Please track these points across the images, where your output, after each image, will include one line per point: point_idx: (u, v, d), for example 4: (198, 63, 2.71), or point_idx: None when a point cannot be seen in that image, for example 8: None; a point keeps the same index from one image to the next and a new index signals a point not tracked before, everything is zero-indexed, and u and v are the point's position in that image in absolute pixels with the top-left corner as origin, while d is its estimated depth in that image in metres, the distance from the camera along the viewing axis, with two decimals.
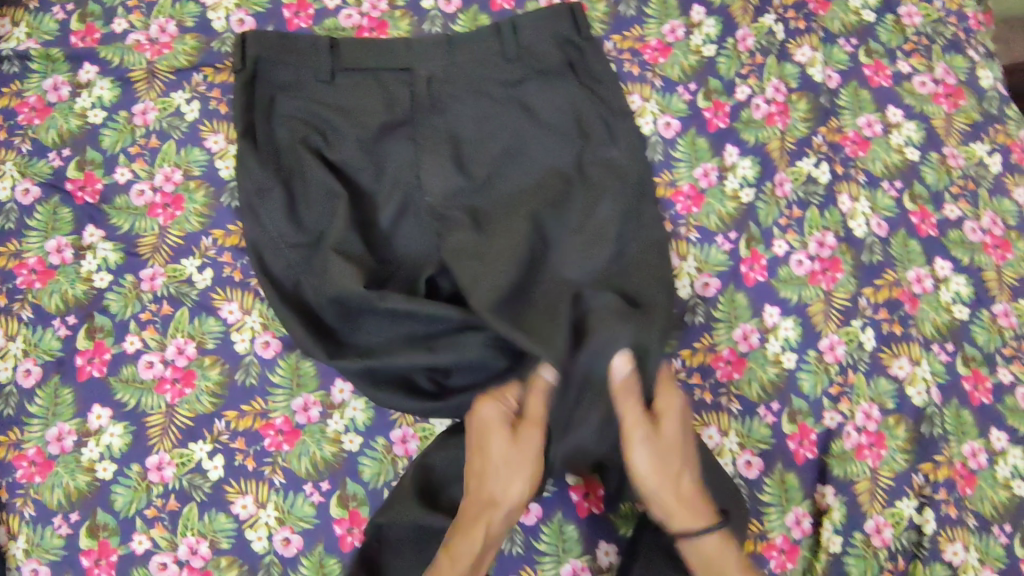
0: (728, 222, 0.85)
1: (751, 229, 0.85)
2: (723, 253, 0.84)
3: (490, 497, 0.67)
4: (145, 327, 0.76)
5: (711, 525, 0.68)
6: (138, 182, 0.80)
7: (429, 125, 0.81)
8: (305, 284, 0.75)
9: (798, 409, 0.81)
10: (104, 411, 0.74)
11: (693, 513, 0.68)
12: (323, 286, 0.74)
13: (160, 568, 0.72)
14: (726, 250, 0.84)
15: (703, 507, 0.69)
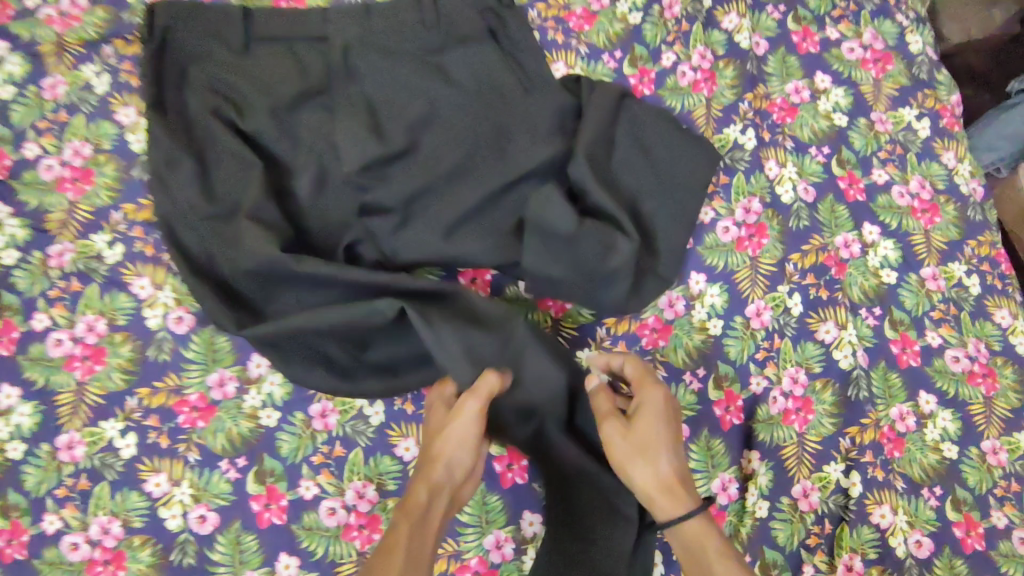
0: None
1: None
2: None
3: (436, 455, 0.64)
4: (54, 305, 0.75)
5: (690, 511, 0.63)
6: (47, 157, 0.78)
7: (344, 93, 0.81)
8: (217, 256, 0.75)
9: (724, 374, 0.80)
10: (12, 391, 0.72)
11: (670, 501, 0.64)
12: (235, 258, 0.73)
13: (72, 548, 0.70)
14: None
15: (683, 491, 0.65)
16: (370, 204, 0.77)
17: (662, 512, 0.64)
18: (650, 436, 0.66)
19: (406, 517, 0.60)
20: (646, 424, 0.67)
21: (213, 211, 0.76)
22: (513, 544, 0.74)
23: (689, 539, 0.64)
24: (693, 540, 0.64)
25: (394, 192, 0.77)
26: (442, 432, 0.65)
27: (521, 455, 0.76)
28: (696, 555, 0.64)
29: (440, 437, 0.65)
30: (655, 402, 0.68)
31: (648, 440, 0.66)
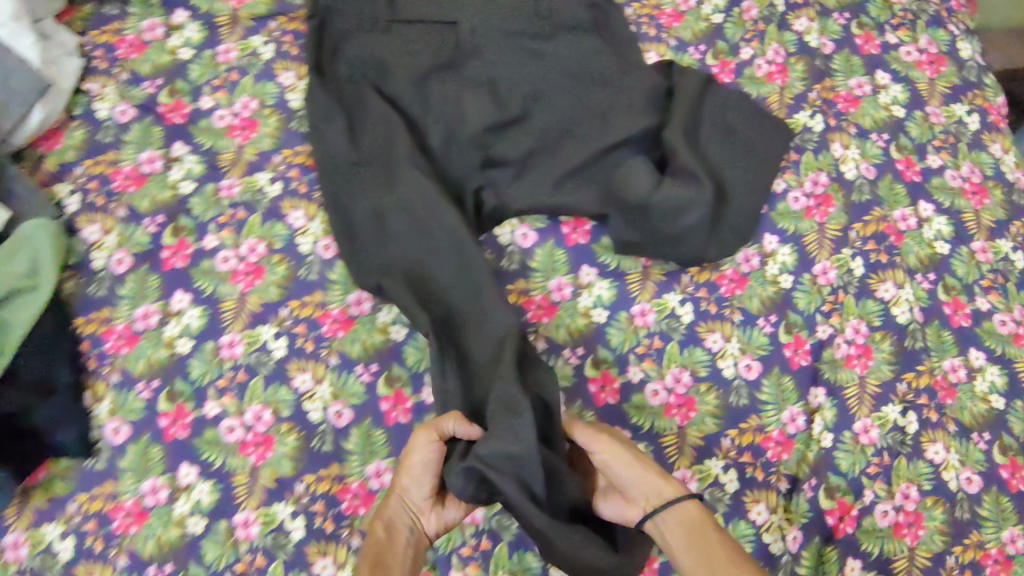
0: None
1: None
2: None
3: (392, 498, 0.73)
4: (222, 229, 0.88)
5: (683, 494, 0.71)
6: (220, 108, 0.93)
7: (469, 68, 0.95)
8: (359, 185, 0.88)
9: (793, 322, 0.90)
10: (185, 296, 0.86)
11: (663, 486, 0.72)
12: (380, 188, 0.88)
13: (229, 430, 0.82)
14: None
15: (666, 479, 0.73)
16: (494, 157, 0.91)
17: (661, 495, 0.71)
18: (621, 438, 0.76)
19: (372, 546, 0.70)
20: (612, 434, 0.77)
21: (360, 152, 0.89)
22: None
23: (683, 521, 0.70)
24: (684, 521, 0.70)
25: (515, 147, 0.91)
26: (405, 468, 0.72)
27: (612, 378, 0.87)
28: (693, 532, 0.70)
29: (400, 481, 0.73)
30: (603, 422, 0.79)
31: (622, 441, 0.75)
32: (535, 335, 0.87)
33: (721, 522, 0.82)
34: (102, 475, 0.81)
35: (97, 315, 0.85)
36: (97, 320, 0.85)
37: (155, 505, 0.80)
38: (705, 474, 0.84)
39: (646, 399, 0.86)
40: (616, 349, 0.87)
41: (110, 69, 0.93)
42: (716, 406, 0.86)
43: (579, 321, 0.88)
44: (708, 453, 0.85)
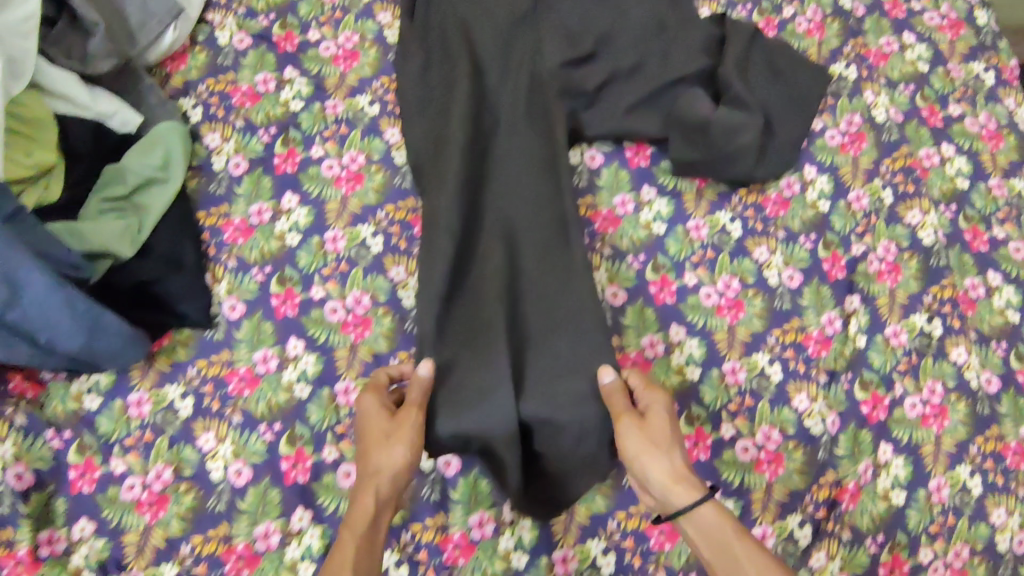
0: None
1: None
2: None
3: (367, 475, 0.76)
4: (327, 141, 1.00)
5: (703, 500, 0.74)
6: (326, 41, 1.05)
7: (544, 11, 1.03)
8: (422, 120, 0.98)
9: (831, 240, 1.00)
10: (294, 197, 0.97)
11: (682, 493, 0.75)
12: (433, 128, 0.97)
13: (332, 311, 0.92)
14: None
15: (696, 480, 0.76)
16: (570, 88, 1.01)
17: (678, 501, 0.75)
18: (661, 429, 0.78)
19: (348, 529, 0.73)
20: (655, 423, 0.79)
21: (432, 93, 1.00)
22: (663, 345, 0.94)
23: (707, 529, 0.75)
24: (709, 529, 0.74)
25: (590, 78, 1.02)
26: (372, 441, 0.78)
27: (670, 281, 0.97)
28: (715, 541, 0.74)
29: (368, 452, 0.78)
30: (658, 401, 0.81)
31: (661, 436, 0.78)
32: (601, 243, 0.98)
33: (767, 407, 0.92)
34: (219, 345, 0.90)
35: (216, 210, 0.96)
36: (216, 214, 0.96)
37: (265, 373, 0.90)
38: (753, 366, 0.94)
39: (700, 300, 0.96)
40: (673, 256, 0.98)
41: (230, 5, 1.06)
42: (763, 309, 0.96)
43: (641, 232, 0.99)
44: (755, 348, 0.94)
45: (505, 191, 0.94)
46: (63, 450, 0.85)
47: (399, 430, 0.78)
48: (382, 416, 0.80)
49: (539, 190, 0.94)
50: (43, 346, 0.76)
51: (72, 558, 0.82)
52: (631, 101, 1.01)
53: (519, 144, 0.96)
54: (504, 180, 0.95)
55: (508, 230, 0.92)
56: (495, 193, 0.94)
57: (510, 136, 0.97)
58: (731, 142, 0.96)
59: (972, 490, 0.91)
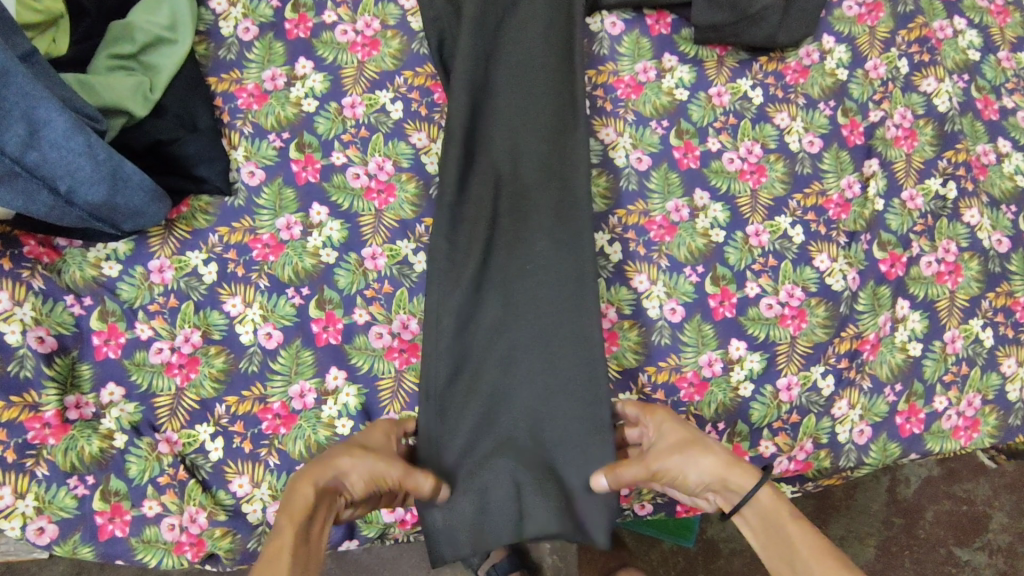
0: None
1: None
2: None
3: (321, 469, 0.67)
4: (340, 6, 0.96)
5: (756, 483, 0.70)
6: None
7: None
8: None
9: (850, 107, 1.01)
10: (308, 63, 0.94)
11: (737, 474, 0.72)
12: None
13: (355, 177, 0.90)
14: None
15: (740, 468, 0.72)
16: None
17: (735, 491, 0.71)
18: (679, 436, 0.75)
19: (288, 514, 0.61)
20: (670, 432, 0.76)
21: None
22: (689, 210, 0.93)
23: (765, 507, 0.70)
24: (767, 511, 0.69)
25: None
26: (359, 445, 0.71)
27: (694, 147, 0.96)
28: (773, 523, 0.68)
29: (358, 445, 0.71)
30: (664, 415, 0.79)
31: (682, 439, 0.75)
32: (624, 110, 0.97)
33: (790, 267, 0.92)
34: (240, 212, 0.87)
35: (228, 76, 0.92)
36: (228, 80, 0.92)
37: (290, 239, 0.87)
38: (776, 228, 0.94)
39: (723, 165, 0.96)
40: (696, 122, 0.98)
41: None
42: (784, 173, 0.97)
43: (664, 98, 0.98)
44: (778, 212, 0.95)
45: (519, 70, 0.94)
46: (85, 316, 0.81)
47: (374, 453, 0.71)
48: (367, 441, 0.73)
49: (553, 72, 0.94)
50: (64, 195, 0.72)
51: (102, 421, 0.78)
52: None
53: (537, 17, 0.96)
54: (519, 60, 0.94)
55: (517, 113, 0.92)
56: (505, 74, 0.94)
57: (527, 9, 0.96)
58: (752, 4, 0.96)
59: (983, 341, 0.94)
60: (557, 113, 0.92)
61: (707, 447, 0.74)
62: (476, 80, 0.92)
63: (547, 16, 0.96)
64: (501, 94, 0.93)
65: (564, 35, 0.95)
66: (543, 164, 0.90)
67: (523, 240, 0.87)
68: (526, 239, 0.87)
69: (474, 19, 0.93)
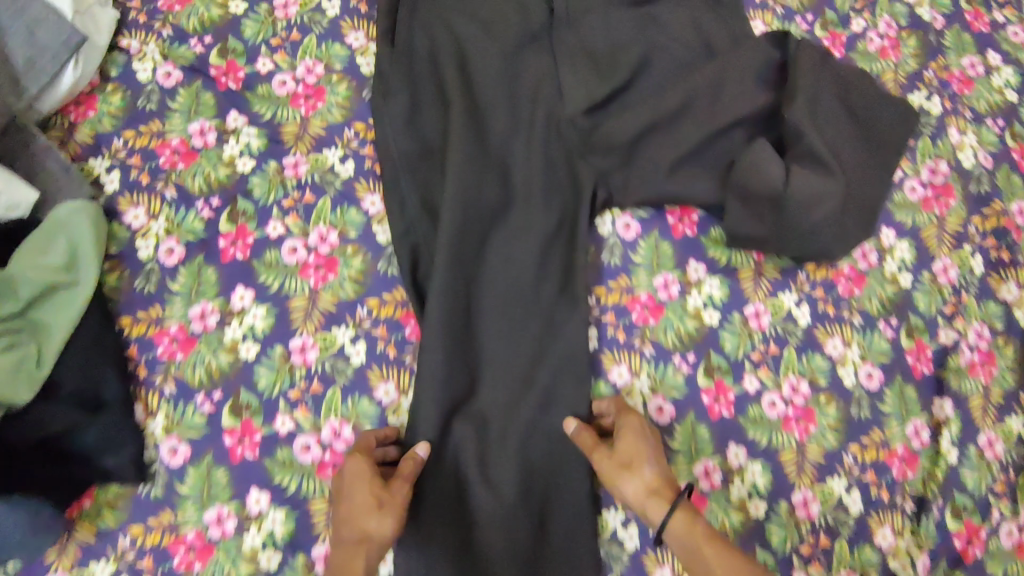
0: (807, 5, 0.92)
1: (828, 14, 0.92)
2: (801, 31, 0.90)
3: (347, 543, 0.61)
4: (288, 214, 0.76)
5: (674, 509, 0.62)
6: (280, 72, 0.79)
7: (565, 41, 0.81)
8: (405, 188, 0.76)
9: (915, 325, 0.83)
10: (248, 292, 0.74)
11: (654, 508, 0.63)
12: (428, 188, 0.77)
13: (304, 449, 0.71)
14: (804, 29, 0.90)
15: (668, 495, 0.64)
16: (598, 141, 0.78)
17: (652, 519, 0.64)
18: (632, 447, 0.67)
19: None
20: (622, 442, 0.67)
21: (425, 134, 0.78)
22: (722, 473, 0.76)
23: (685, 544, 0.62)
24: (682, 540, 0.62)
25: (622, 131, 0.78)
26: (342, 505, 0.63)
27: (727, 388, 0.78)
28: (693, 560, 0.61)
29: (344, 499, 0.63)
30: (631, 423, 0.69)
31: (631, 454, 0.66)
32: (640, 340, 0.78)
33: (846, 547, 0.76)
34: (160, 504, 0.70)
35: (146, 314, 0.73)
36: (146, 320, 0.73)
37: (220, 538, 0.69)
38: (827, 494, 0.77)
39: (763, 412, 0.78)
40: (730, 355, 0.79)
41: (151, 25, 0.80)
42: (837, 419, 0.79)
43: (690, 324, 0.79)
44: (830, 470, 0.78)
45: (508, 296, 0.76)
46: None
47: (390, 500, 0.63)
48: (369, 480, 0.64)
49: (548, 300, 0.76)
50: None
51: None
52: (664, 153, 0.79)
53: (536, 225, 0.77)
54: (508, 283, 0.76)
55: (502, 359, 0.74)
56: (490, 300, 0.75)
57: (520, 216, 0.77)
58: (808, 217, 0.75)
59: None
60: (553, 359, 0.75)
61: (647, 464, 0.65)
62: (453, 316, 0.74)
63: (545, 225, 0.77)
64: (483, 330, 0.75)
65: (563, 253, 0.78)
66: (532, 430, 0.73)
67: (511, 536, 0.70)
68: (517, 532, 0.70)
69: (453, 233, 0.75)
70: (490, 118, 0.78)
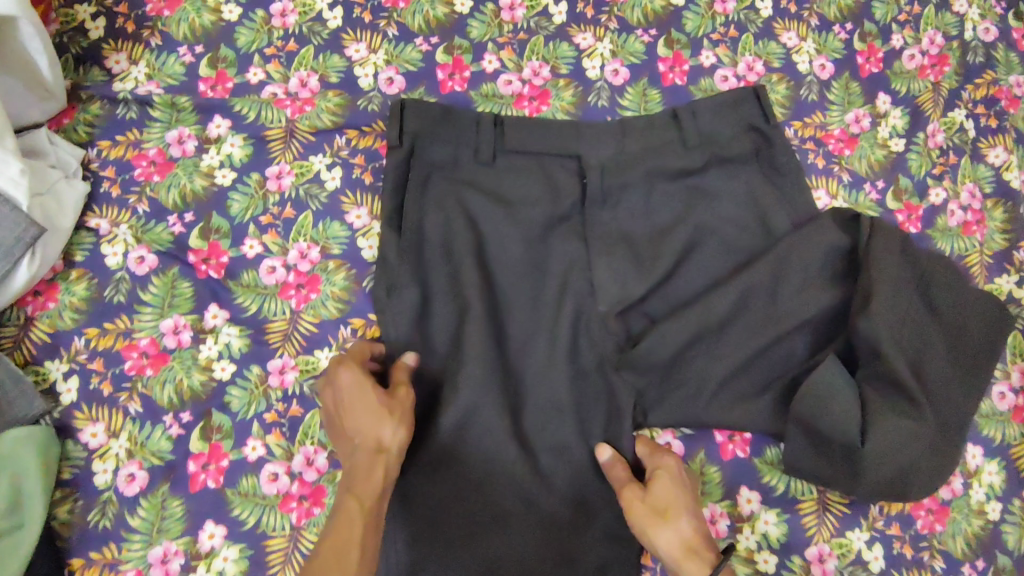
0: (878, 169, 0.81)
1: (901, 181, 0.80)
2: (871, 201, 0.79)
3: (366, 450, 0.57)
4: (270, 431, 0.65)
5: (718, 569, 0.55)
6: (269, 257, 0.69)
7: (601, 225, 0.72)
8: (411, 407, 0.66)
9: (1003, 567, 0.70)
10: (218, 529, 0.62)
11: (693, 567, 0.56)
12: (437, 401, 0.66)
13: None
14: (874, 198, 0.79)
15: (705, 551, 0.58)
16: (635, 357, 0.67)
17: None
18: (669, 494, 0.60)
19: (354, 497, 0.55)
20: (659, 485, 0.61)
21: (434, 336, 0.67)
22: None
23: None
24: None
25: (662, 348, 0.67)
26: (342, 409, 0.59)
27: None
28: None
29: (343, 411, 0.59)
30: (670, 466, 0.63)
31: (667, 501, 0.60)
32: None
33: None
34: None
35: (99, 555, 0.62)
36: (99, 563, 0.62)
37: None
38: None
39: None
40: None
41: (125, 199, 0.70)
42: None
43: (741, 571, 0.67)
44: None
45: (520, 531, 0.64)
46: None
47: (396, 402, 0.58)
48: (373, 387, 0.59)
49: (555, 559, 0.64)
50: None
51: None
52: (709, 367, 0.68)
53: (566, 458, 0.66)
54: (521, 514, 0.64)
55: None
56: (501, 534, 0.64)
57: (534, 452, 0.66)
58: (890, 465, 0.64)
59: None
60: None
61: (687, 515, 0.59)
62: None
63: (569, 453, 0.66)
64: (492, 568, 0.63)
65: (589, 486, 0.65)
66: None
67: None
68: None
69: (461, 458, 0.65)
70: (510, 319, 0.68)
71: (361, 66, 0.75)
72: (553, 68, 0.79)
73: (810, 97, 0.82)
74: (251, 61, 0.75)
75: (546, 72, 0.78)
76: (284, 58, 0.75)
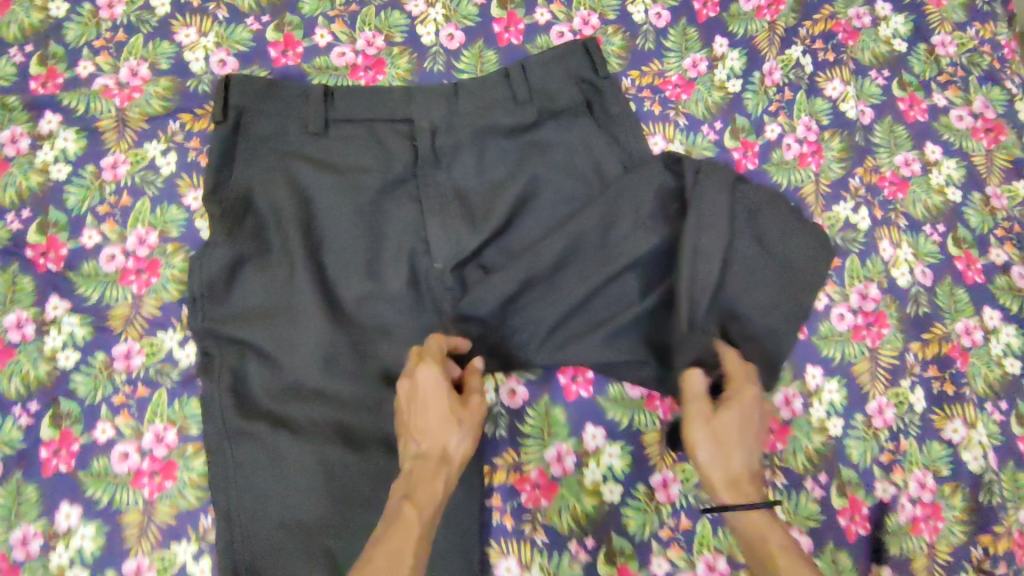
0: (715, 111, 0.83)
1: (739, 121, 0.83)
2: (709, 141, 0.82)
3: (430, 459, 0.57)
4: (118, 413, 0.67)
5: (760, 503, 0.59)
6: (108, 246, 0.70)
7: (434, 185, 0.73)
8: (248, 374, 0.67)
9: (847, 479, 0.74)
10: (74, 509, 0.65)
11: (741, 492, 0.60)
12: (277, 373, 0.67)
13: None
14: (712, 138, 0.82)
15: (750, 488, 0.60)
16: (465, 308, 0.70)
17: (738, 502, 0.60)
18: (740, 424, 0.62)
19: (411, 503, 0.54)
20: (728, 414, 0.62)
21: (274, 307, 0.68)
22: None
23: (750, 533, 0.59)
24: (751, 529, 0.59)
25: (490, 298, 0.70)
26: (413, 408, 0.59)
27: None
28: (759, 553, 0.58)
29: (410, 420, 0.59)
30: (749, 396, 0.63)
31: (730, 431, 0.62)
32: (531, 527, 0.69)
33: None
34: None
35: None
36: None
37: None
38: None
39: None
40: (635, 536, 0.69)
41: None
42: None
43: (587, 502, 0.70)
44: None
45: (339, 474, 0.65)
46: None
47: (469, 414, 0.59)
48: (448, 395, 0.59)
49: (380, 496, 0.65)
50: None
51: None
52: (542, 313, 0.70)
53: None
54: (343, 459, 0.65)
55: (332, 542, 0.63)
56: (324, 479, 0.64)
57: (375, 410, 0.67)
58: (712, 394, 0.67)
59: None
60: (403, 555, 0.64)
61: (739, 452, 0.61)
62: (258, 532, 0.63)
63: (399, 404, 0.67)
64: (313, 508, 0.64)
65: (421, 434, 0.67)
66: None
67: None
68: None
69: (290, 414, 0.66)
70: (346, 283, 0.70)
71: (191, 50, 0.76)
72: (387, 37, 0.80)
73: (646, 46, 0.84)
74: (80, 55, 0.76)
75: (379, 41, 0.80)
76: (113, 49, 0.76)
